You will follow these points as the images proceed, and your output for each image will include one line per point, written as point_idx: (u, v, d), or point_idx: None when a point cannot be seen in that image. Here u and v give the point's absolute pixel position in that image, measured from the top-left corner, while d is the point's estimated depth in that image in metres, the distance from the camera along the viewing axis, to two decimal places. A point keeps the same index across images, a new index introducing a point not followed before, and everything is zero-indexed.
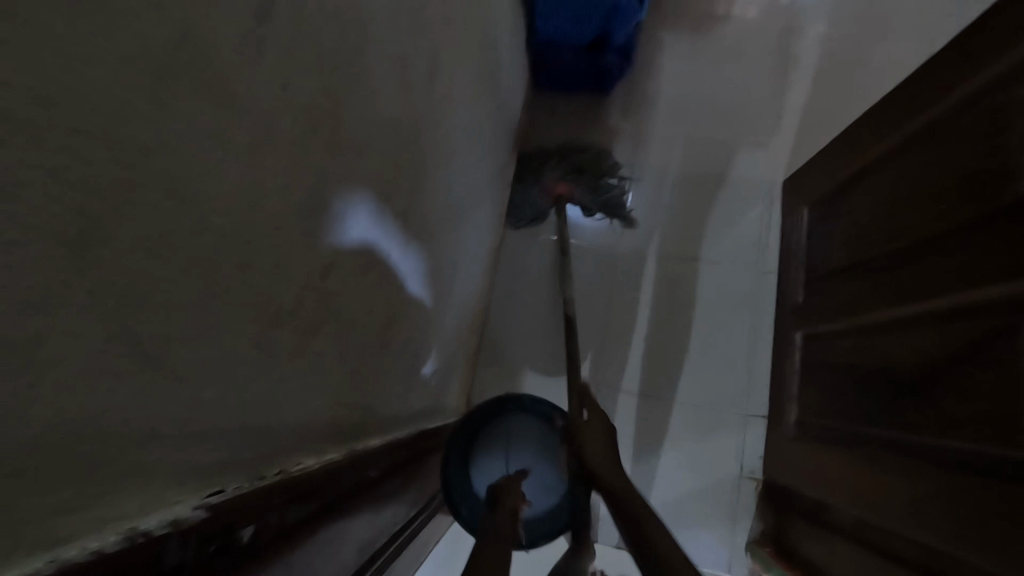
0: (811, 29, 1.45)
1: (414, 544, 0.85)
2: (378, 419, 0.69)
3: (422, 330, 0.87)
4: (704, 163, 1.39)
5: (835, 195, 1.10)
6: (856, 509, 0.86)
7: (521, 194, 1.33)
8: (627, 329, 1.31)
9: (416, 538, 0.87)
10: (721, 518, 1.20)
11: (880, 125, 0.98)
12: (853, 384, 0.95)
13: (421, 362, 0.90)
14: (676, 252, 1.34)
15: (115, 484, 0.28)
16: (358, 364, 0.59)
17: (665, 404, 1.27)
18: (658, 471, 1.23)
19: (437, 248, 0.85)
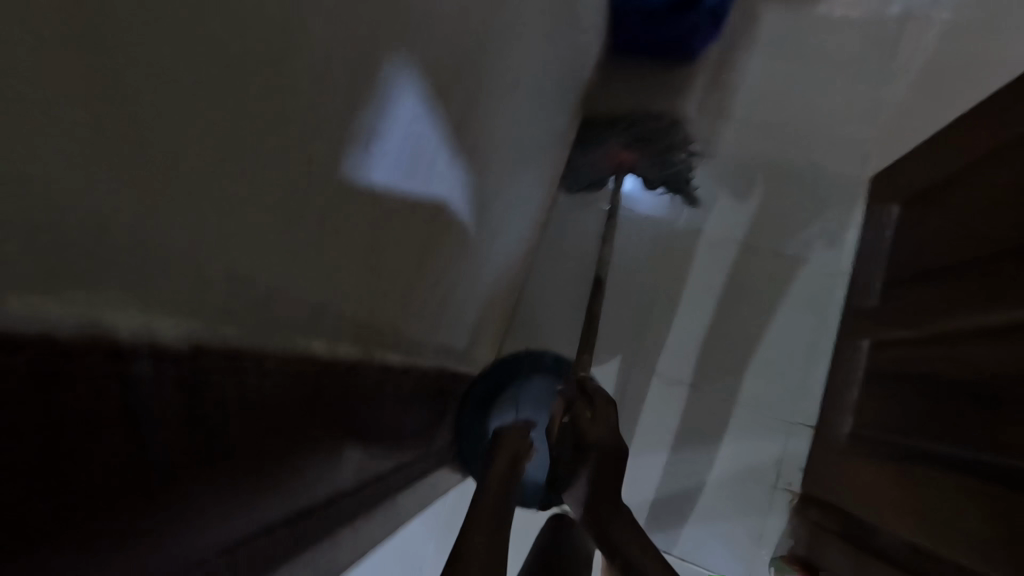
0: (929, 17, 1.30)
1: (420, 490, 0.82)
2: (403, 341, 0.66)
3: (459, 270, 0.82)
4: (784, 150, 1.28)
5: (933, 197, 0.97)
6: (897, 529, 0.77)
7: (581, 157, 1.27)
8: (674, 313, 1.23)
9: (424, 483, 0.84)
10: (747, 525, 1.14)
11: (1001, 116, 0.85)
12: (924, 397, 0.84)
13: (455, 300, 0.86)
14: (738, 239, 1.25)
15: (57, 286, 0.22)
16: (388, 271, 0.56)
17: (702, 396, 1.19)
18: (682, 466, 1.18)
19: (487, 182, 0.80)
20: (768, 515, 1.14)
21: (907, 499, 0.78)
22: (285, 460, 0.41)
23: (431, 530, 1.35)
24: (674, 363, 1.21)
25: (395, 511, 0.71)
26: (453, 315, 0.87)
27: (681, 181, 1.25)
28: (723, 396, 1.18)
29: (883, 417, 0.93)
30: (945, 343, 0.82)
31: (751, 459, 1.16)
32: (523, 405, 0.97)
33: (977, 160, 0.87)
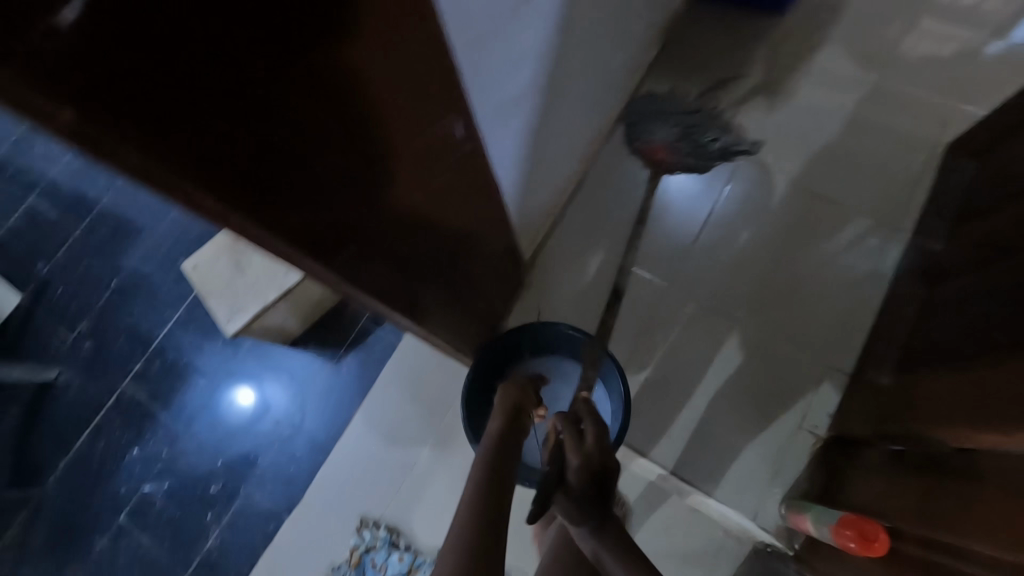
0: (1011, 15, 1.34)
1: (417, 303, 0.84)
2: (485, 107, 0.70)
3: (528, 121, 0.85)
4: (851, 115, 1.32)
5: (1006, 166, 0.98)
6: (934, 429, 0.75)
7: (634, 120, 1.29)
8: (719, 244, 1.26)
9: (425, 303, 0.86)
10: (763, 463, 1.12)
11: None
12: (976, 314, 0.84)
13: (530, 142, 0.91)
14: (793, 188, 1.28)
15: None
16: (498, 14, 0.62)
17: (740, 325, 1.21)
18: (711, 390, 1.17)
19: (580, 27, 0.87)
20: (786, 454, 1.12)
21: (938, 417, 0.76)
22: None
23: (425, 427, 1.34)
24: (724, 297, 1.22)
25: (405, 303, 0.80)
26: (507, 158, 0.86)
27: (726, 152, 1.27)
28: (759, 328, 1.20)
29: (916, 366, 0.93)
30: (1001, 287, 0.82)
31: (774, 412, 1.14)
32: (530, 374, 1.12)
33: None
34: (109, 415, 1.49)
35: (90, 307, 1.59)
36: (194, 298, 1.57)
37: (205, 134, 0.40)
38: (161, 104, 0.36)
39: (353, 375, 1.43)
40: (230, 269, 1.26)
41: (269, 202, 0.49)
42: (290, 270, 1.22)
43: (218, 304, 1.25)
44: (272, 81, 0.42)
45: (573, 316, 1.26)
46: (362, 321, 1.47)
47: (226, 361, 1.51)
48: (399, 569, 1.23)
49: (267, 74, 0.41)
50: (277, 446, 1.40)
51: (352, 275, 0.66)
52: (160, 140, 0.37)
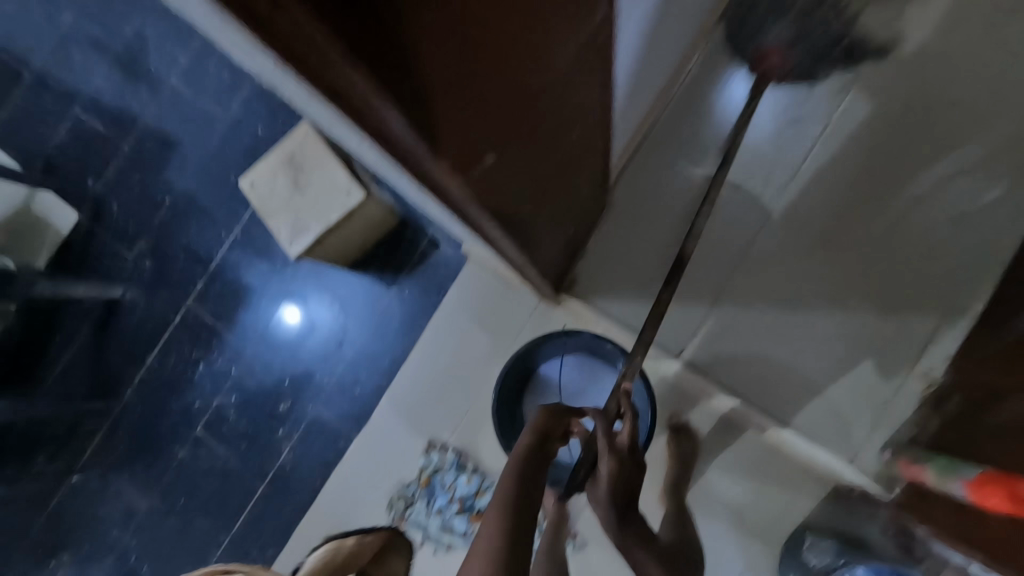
0: None
1: (526, 229, 0.75)
2: None
3: (647, 9, 0.71)
4: (1009, 8, 1.09)
5: None
6: None
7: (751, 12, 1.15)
8: (830, 165, 1.11)
9: (532, 226, 0.77)
10: (865, 405, 1.06)
11: None
12: None
13: (642, 39, 0.77)
14: (925, 99, 1.09)
15: None
16: None
17: (847, 260, 1.09)
18: (807, 327, 1.08)
19: None
20: (892, 399, 1.04)
21: None
22: None
23: (491, 356, 1.31)
24: (832, 227, 1.10)
25: (518, 228, 0.71)
26: (627, 44, 0.72)
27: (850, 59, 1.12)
28: (870, 262, 1.08)
29: None
30: None
31: (881, 352, 1.06)
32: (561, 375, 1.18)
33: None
34: (177, 333, 1.51)
35: (146, 226, 1.57)
36: (248, 218, 1.53)
37: None
38: None
39: (415, 301, 1.40)
40: (288, 188, 1.20)
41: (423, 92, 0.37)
42: (353, 188, 1.18)
43: (280, 226, 1.20)
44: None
45: (655, 245, 1.17)
46: (421, 245, 1.41)
47: (285, 283, 1.49)
48: (467, 491, 1.24)
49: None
50: (342, 369, 1.41)
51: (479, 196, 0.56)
52: None
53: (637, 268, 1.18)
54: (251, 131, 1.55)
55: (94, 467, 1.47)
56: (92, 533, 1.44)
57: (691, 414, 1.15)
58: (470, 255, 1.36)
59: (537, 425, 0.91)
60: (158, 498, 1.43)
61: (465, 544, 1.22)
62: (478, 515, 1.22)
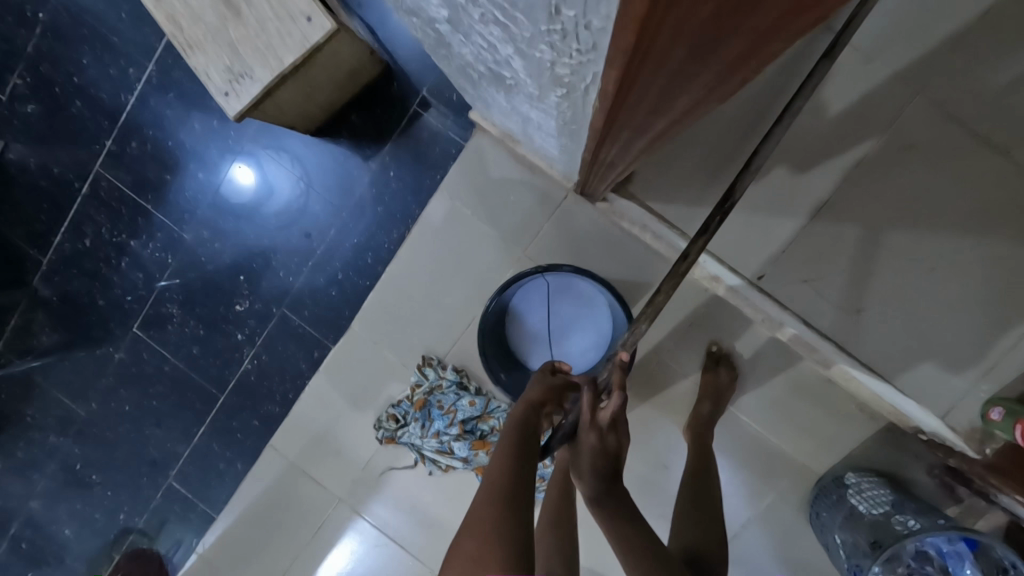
0: None
1: (707, 86, 0.40)
2: None
3: None
4: None
5: None
6: None
7: None
8: (1002, 19, 0.77)
9: (713, 87, 0.42)
10: (963, 350, 0.87)
11: None
12: None
13: None
14: None
15: None
16: None
17: (993, 164, 0.82)
18: (917, 249, 0.85)
19: None
20: (999, 345, 0.86)
21: None
22: None
23: (502, 259, 1.05)
24: (982, 112, 0.80)
25: (702, 80, 0.36)
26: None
27: None
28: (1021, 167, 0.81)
29: None
30: None
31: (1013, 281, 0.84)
32: (546, 306, 0.99)
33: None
34: (88, 206, 1.16)
35: (18, 53, 1.12)
36: (164, 51, 1.11)
37: None
38: None
39: (403, 183, 1.08)
40: (218, 8, 0.81)
41: None
42: (315, 13, 0.80)
43: (210, 67, 0.82)
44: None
45: (737, 127, 0.87)
46: (410, 106, 1.06)
47: (229, 147, 1.13)
48: (470, 414, 1.06)
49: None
50: (312, 265, 1.13)
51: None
52: None
53: (708, 158, 0.90)
54: None
55: (10, 365, 1.20)
56: (17, 439, 1.21)
57: (734, 338, 0.97)
58: (478, 125, 1.02)
59: (529, 396, 0.79)
60: (97, 404, 1.20)
61: (465, 468, 1.09)
62: (482, 440, 1.06)
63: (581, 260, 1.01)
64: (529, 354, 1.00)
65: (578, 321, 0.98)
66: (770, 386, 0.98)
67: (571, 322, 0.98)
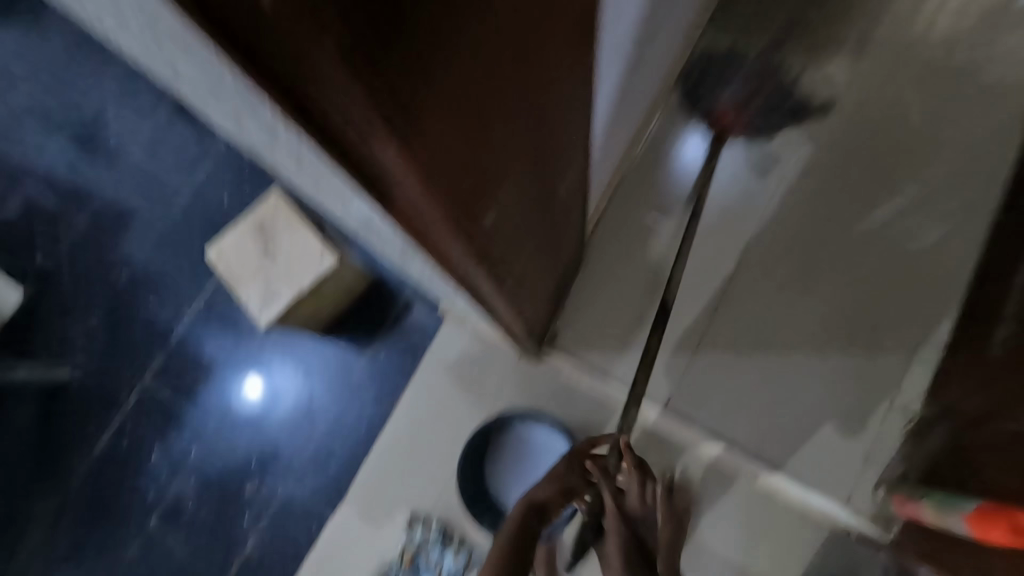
0: None
1: (498, 277, 0.61)
2: (608, 55, 0.56)
3: (623, 71, 0.69)
4: (934, 67, 1.18)
5: None
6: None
7: (705, 71, 1.20)
8: (789, 211, 1.15)
9: (506, 277, 0.63)
10: (852, 445, 1.04)
11: None
12: None
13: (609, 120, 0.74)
14: (877, 147, 1.16)
15: None
16: None
17: (821, 301, 1.10)
18: (788, 368, 1.08)
19: None
20: (880, 439, 1.03)
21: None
22: None
23: (472, 416, 1.26)
24: (799, 266, 1.12)
25: (478, 278, 0.58)
26: (604, 110, 0.66)
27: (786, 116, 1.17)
28: (843, 301, 1.10)
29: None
30: None
31: (873, 385, 1.05)
32: (509, 451, 1.16)
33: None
34: (129, 414, 1.40)
35: (100, 300, 1.49)
36: (212, 287, 1.47)
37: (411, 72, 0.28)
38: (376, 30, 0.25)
39: (391, 364, 1.35)
40: (258, 252, 1.18)
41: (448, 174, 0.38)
42: (326, 253, 1.16)
43: (250, 292, 1.16)
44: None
45: (632, 297, 1.17)
46: (397, 306, 1.38)
47: (251, 353, 1.42)
48: (454, 568, 1.18)
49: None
50: (314, 442, 1.33)
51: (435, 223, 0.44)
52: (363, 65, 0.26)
53: (617, 319, 1.17)
54: (218, 200, 1.52)
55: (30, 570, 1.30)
56: None
57: (682, 464, 1.09)
58: (447, 314, 1.33)
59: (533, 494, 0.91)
60: None
61: None
62: None
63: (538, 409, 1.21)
64: (502, 494, 1.14)
65: (537, 461, 1.15)
66: (722, 498, 1.07)
67: (531, 463, 1.15)
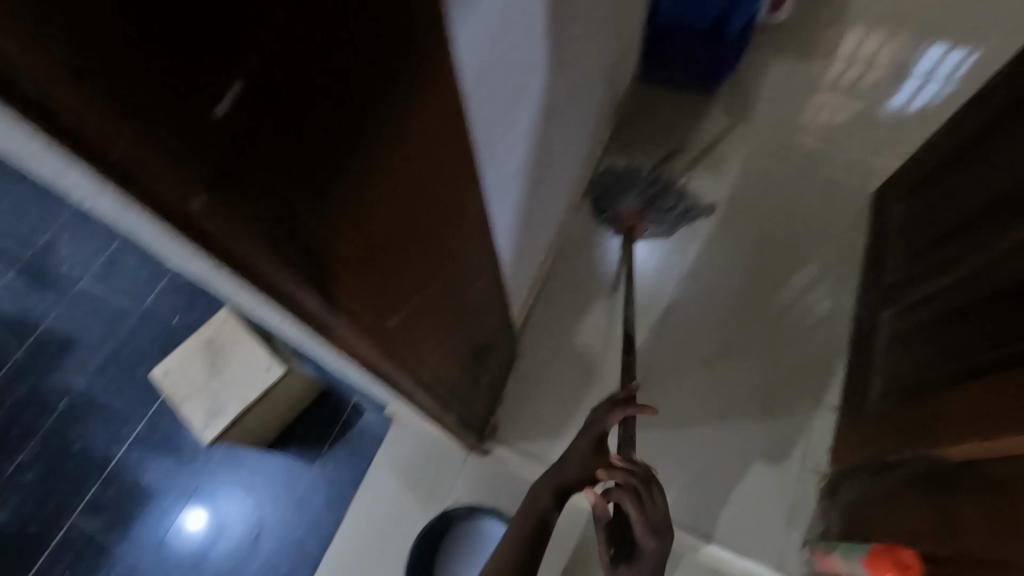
0: (911, 73, 1.53)
1: (415, 375, 0.69)
2: (497, 196, 0.70)
3: (521, 200, 0.84)
4: (793, 171, 1.43)
5: (934, 208, 1.07)
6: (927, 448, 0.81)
7: (608, 179, 1.35)
8: (693, 296, 1.31)
9: (424, 375, 0.72)
10: (779, 508, 1.11)
11: (983, 120, 0.99)
12: (943, 356, 0.89)
13: (514, 239, 0.88)
14: (758, 238, 1.36)
15: None
16: (499, 120, 0.62)
17: (730, 374, 1.23)
18: (710, 439, 1.17)
19: (557, 118, 0.88)
20: (802, 500, 1.11)
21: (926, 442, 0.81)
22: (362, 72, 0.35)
23: (420, 516, 1.25)
24: (708, 345, 1.25)
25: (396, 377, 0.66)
26: (504, 224, 0.78)
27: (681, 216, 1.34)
28: (750, 373, 1.22)
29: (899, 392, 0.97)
30: (956, 311, 0.90)
31: (787, 449, 1.15)
32: (456, 548, 1.16)
33: (987, 160, 0.95)
34: (55, 556, 1.32)
35: (33, 434, 1.44)
36: (155, 410, 1.46)
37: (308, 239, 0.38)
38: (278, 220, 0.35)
39: (340, 472, 1.35)
40: (205, 369, 1.21)
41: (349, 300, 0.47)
42: (273, 364, 1.21)
43: (195, 409, 1.19)
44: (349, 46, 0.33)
45: (566, 385, 1.26)
46: (345, 411, 1.40)
47: (193, 475, 1.39)
48: None
49: (342, 31, 0.32)
50: (259, 564, 1.28)
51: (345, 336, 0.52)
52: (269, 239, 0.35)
53: (554, 407, 1.25)
54: (166, 321, 1.56)
55: None
56: None
57: None
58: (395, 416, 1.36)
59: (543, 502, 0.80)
60: None
61: None
62: None
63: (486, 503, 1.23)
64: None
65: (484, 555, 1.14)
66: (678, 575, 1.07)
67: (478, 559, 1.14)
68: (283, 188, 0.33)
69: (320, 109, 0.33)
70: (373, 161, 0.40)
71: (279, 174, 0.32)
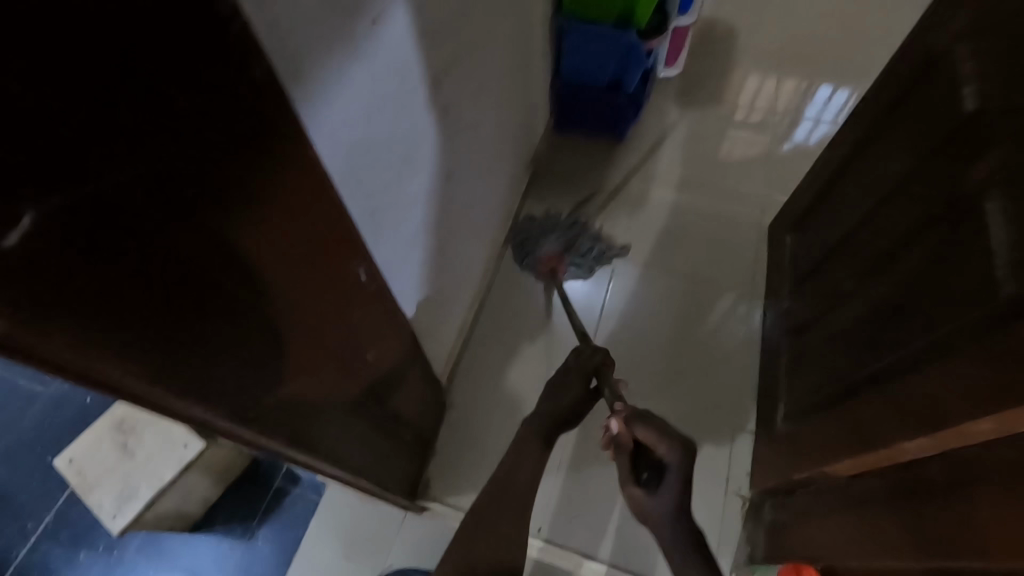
0: (802, 116, 1.68)
1: (310, 447, 0.68)
2: (385, 264, 0.73)
3: (422, 264, 0.87)
4: (703, 207, 1.53)
5: (808, 240, 1.17)
6: (817, 466, 0.87)
7: (527, 228, 1.40)
8: (615, 334, 1.36)
9: (321, 445, 0.71)
10: (706, 537, 1.14)
11: (829, 153, 1.10)
12: (826, 379, 0.96)
13: (419, 299, 0.91)
14: (673, 273, 1.44)
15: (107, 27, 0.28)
16: (375, 197, 0.65)
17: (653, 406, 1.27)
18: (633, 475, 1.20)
19: (457, 183, 0.92)
20: (726, 527, 1.15)
21: (816, 462, 0.87)
22: (189, 178, 0.37)
23: None
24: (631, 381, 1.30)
25: (288, 452, 0.65)
26: (400, 288, 0.81)
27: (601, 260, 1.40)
28: (673, 404, 1.27)
29: (797, 416, 1.03)
30: (832, 338, 0.98)
31: (710, 477, 1.19)
32: None
33: (837, 193, 1.06)
34: None
35: None
36: (64, 499, 1.35)
37: (137, 338, 0.39)
38: (96, 324, 0.36)
39: (270, 547, 1.27)
40: (116, 452, 1.15)
41: (209, 390, 0.48)
42: (191, 440, 1.14)
43: (103, 497, 1.12)
44: (175, 161, 0.36)
45: (498, 433, 1.27)
46: (275, 482, 1.33)
47: (107, 567, 1.28)
48: None
49: (165, 151, 0.35)
50: None
51: (213, 423, 0.52)
52: (89, 343, 0.36)
53: (487, 457, 1.25)
54: (80, 400, 1.45)
55: None
56: None
57: None
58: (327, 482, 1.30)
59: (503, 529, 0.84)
60: None
61: None
62: None
63: (422, 562, 1.20)
64: None
65: None
66: None
67: None
68: (109, 293, 0.35)
69: (145, 219, 0.35)
70: (220, 253, 0.42)
71: (97, 283, 0.34)
